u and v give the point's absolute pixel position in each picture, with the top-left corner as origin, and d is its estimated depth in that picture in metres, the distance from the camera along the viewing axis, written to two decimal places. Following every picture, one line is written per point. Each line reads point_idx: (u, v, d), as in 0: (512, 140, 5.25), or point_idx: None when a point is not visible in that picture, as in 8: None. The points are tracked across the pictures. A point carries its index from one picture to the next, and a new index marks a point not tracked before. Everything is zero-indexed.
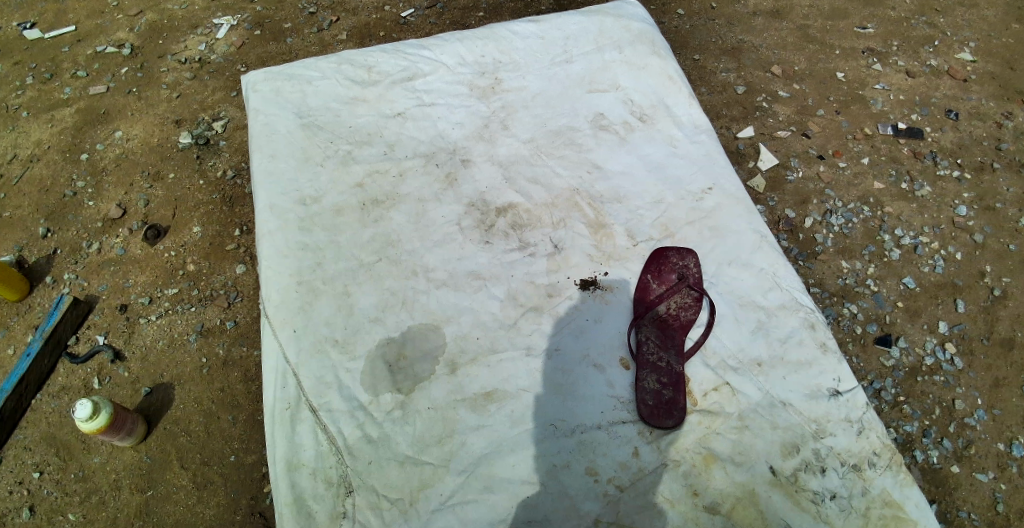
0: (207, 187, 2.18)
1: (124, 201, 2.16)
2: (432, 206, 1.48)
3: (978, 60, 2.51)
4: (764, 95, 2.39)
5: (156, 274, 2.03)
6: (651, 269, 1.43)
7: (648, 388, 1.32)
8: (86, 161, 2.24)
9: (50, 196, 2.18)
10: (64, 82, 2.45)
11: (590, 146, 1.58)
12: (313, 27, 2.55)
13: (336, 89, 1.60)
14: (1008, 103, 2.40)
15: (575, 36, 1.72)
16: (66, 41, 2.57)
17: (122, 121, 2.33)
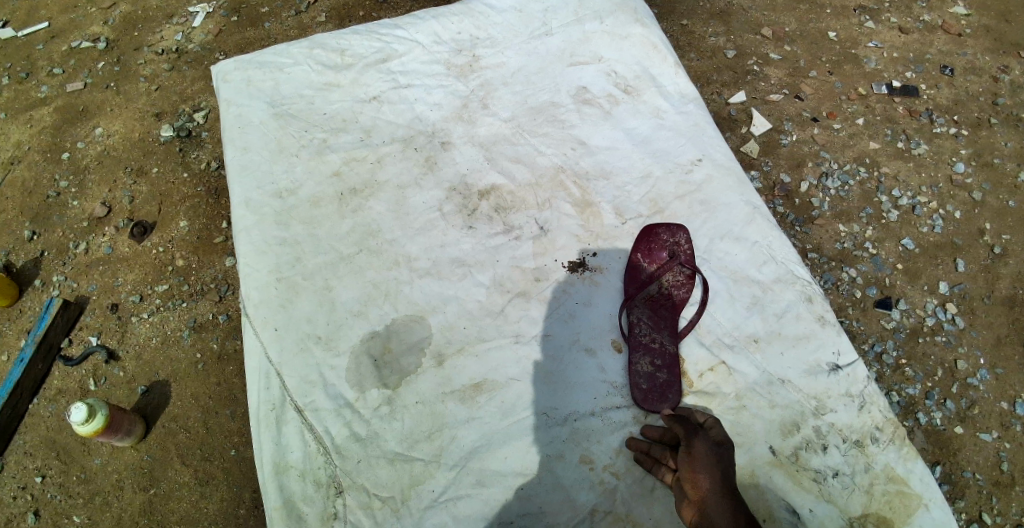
0: (191, 180, 2.13)
1: (109, 199, 2.11)
2: (412, 193, 1.44)
3: (972, 13, 2.45)
4: (755, 58, 2.32)
5: (146, 272, 1.99)
6: (641, 248, 1.38)
7: (642, 372, 1.30)
8: (67, 160, 2.19)
9: (34, 198, 2.13)
10: (40, 80, 2.38)
11: (574, 122, 1.53)
12: (289, 10, 2.48)
13: (308, 75, 1.54)
14: (1004, 56, 2.35)
15: (554, 8, 1.66)
16: (39, 38, 2.49)
17: (102, 117, 2.27)
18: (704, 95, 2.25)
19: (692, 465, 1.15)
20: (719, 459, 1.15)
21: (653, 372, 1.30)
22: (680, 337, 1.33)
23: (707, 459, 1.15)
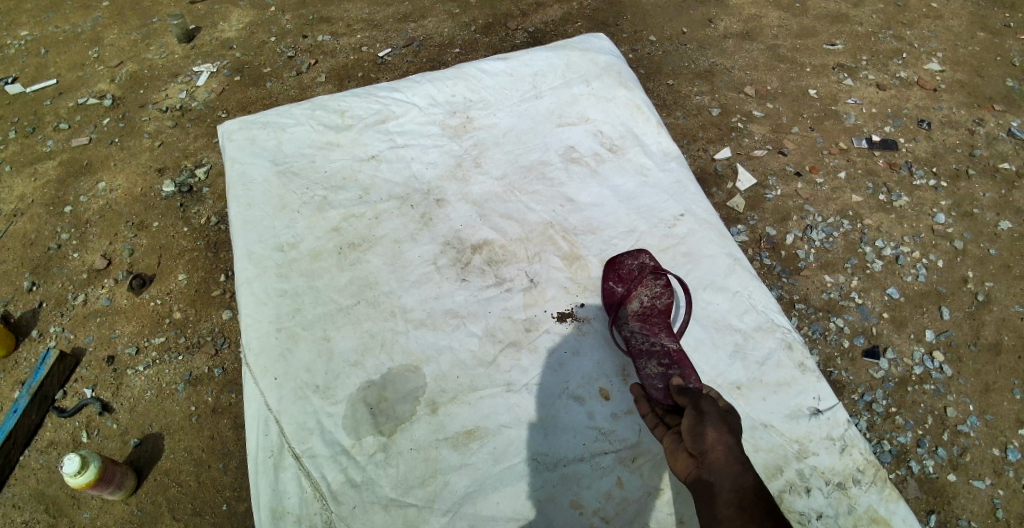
0: (192, 233, 2.19)
1: (109, 251, 2.16)
2: (408, 247, 1.49)
3: (945, 69, 2.62)
4: (739, 116, 2.44)
5: (143, 324, 2.02)
6: (611, 275, 1.43)
7: (653, 373, 1.30)
8: (70, 213, 2.25)
9: (35, 250, 2.17)
10: (47, 135, 2.46)
11: (562, 180, 1.60)
12: (292, 71, 2.59)
13: (310, 135, 1.62)
14: (978, 110, 2.48)
15: (543, 72, 1.76)
16: (47, 94, 2.59)
17: (106, 172, 2.34)
18: (690, 152, 2.34)
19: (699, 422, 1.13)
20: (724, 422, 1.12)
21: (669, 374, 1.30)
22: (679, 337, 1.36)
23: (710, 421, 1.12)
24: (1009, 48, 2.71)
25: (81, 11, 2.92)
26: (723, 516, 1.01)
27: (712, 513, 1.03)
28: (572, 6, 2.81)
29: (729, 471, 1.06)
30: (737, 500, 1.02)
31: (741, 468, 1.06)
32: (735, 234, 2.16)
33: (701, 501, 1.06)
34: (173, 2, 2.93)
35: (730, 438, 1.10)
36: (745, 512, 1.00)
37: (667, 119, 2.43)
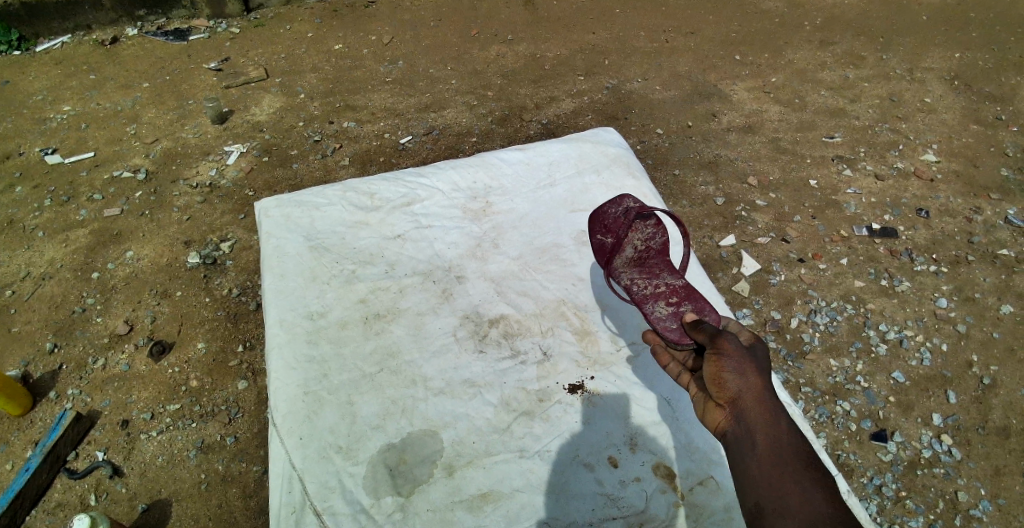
0: (213, 304, 2.28)
1: (132, 317, 2.25)
2: (429, 319, 1.58)
3: (941, 160, 2.80)
4: (743, 205, 2.57)
5: (159, 390, 2.08)
6: (599, 228, 1.56)
7: (661, 314, 1.50)
8: (96, 279, 2.36)
9: (60, 312, 2.27)
10: (80, 204, 2.61)
11: (573, 261, 1.71)
12: (317, 154, 2.77)
13: (342, 214, 1.75)
14: (974, 199, 2.62)
15: (557, 162, 1.90)
16: (84, 165, 2.77)
17: (134, 242, 2.47)
18: (695, 238, 2.45)
19: (725, 369, 1.23)
20: (750, 368, 1.22)
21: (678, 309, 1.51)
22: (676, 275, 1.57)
23: (739, 368, 1.22)
24: (1000, 139, 2.96)
25: (122, 91, 3.17)
26: (757, 467, 1.12)
27: (745, 460, 1.14)
28: (583, 101, 3.03)
29: (762, 422, 1.16)
30: (772, 451, 1.13)
31: (771, 416, 1.16)
32: (741, 317, 2.23)
33: (735, 447, 1.17)
34: (209, 87, 3.17)
35: (759, 384, 1.20)
36: (778, 461, 1.11)
37: (673, 206, 2.56)
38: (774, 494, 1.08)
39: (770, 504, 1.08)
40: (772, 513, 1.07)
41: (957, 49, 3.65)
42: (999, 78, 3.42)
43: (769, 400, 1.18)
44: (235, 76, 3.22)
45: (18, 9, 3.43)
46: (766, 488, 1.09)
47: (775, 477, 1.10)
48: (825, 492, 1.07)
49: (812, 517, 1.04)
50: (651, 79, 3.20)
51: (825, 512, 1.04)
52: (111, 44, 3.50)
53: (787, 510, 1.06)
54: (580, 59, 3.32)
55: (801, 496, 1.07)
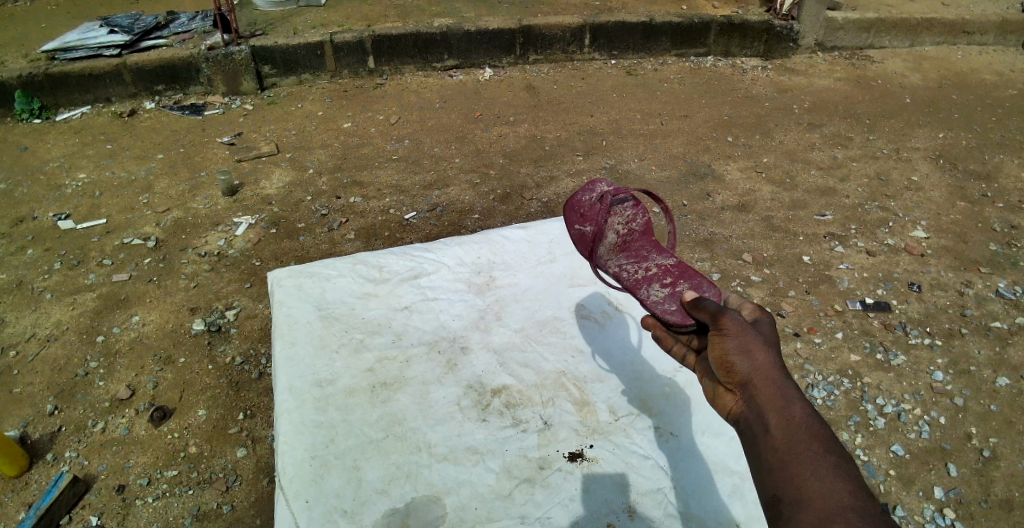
0: (216, 370, 2.25)
1: (134, 382, 2.21)
2: (434, 388, 1.63)
3: (930, 235, 2.91)
4: (738, 281, 2.64)
5: (158, 456, 2.01)
6: (575, 220, 1.62)
7: (656, 295, 1.50)
8: (101, 343, 2.33)
9: (62, 375, 2.23)
10: (89, 268, 2.65)
11: (572, 333, 1.77)
12: (324, 227, 2.87)
13: (351, 286, 1.83)
14: (965, 273, 2.71)
15: (557, 239, 2.01)
16: (96, 231, 2.83)
17: (141, 307, 2.48)
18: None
19: (728, 347, 1.24)
20: (753, 346, 1.22)
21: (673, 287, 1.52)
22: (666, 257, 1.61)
23: (743, 346, 1.23)
24: (987, 215, 3.09)
25: (138, 161, 3.31)
26: (769, 450, 1.10)
27: (756, 442, 1.14)
28: (581, 180, 3.18)
29: (773, 403, 1.15)
30: (782, 434, 1.10)
31: (781, 395, 1.15)
32: None
33: (748, 431, 1.16)
34: (221, 160, 3.32)
35: (765, 363, 1.20)
36: (790, 444, 1.09)
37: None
38: (786, 472, 1.06)
39: (782, 483, 1.06)
40: (783, 491, 1.05)
41: (940, 131, 3.85)
42: (983, 156, 3.61)
43: (780, 380, 1.18)
44: (247, 150, 3.38)
45: (42, 80, 3.63)
46: (778, 474, 1.07)
47: (786, 455, 1.08)
48: (839, 469, 1.03)
49: (827, 494, 1.01)
50: (646, 159, 3.36)
51: (838, 489, 1.01)
52: (129, 115, 3.69)
53: (799, 489, 1.03)
54: (578, 140, 3.50)
55: (814, 472, 1.04)
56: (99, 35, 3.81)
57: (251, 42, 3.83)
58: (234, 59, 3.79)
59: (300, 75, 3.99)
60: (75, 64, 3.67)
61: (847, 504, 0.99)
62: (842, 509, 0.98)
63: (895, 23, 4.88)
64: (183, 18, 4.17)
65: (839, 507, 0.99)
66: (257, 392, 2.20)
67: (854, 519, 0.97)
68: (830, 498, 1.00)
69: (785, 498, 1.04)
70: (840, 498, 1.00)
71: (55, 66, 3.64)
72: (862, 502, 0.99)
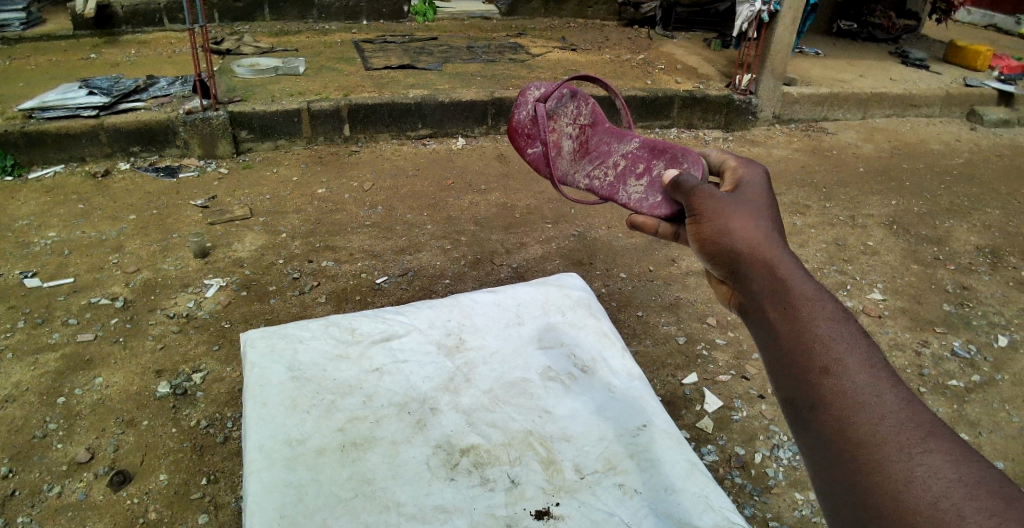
0: (179, 435, 2.21)
1: (94, 445, 2.15)
2: (404, 447, 1.60)
3: (887, 298, 3.06)
4: (703, 344, 2.70)
5: (114, 522, 1.94)
6: (525, 146, 1.92)
7: (633, 191, 1.64)
8: (61, 404, 2.29)
9: (19, 436, 2.16)
10: (54, 327, 2.62)
11: (540, 394, 1.77)
12: (295, 290, 2.90)
13: (324, 347, 1.81)
14: (920, 334, 2.84)
15: (525, 303, 2.06)
16: (62, 290, 2.81)
17: (105, 368, 2.44)
18: (660, 376, 2.52)
19: (710, 225, 1.08)
20: (733, 219, 1.05)
21: (643, 175, 1.65)
22: (625, 145, 1.78)
23: (724, 223, 1.06)
24: (940, 278, 3.26)
25: (109, 221, 3.32)
26: (778, 336, 0.91)
27: (762, 332, 0.95)
28: (551, 247, 3.28)
29: (768, 279, 0.96)
30: (786, 312, 0.91)
31: (779, 272, 0.96)
32: (706, 453, 2.22)
33: (751, 320, 0.98)
34: (194, 222, 3.35)
35: (754, 235, 1.02)
36: (795, 320, 0.90)
37: (638, 346, 2.67)
38: (796, 368, 0.87)
39: (791, 382, 0.87)
40: (795, 393, 0.87)
41: (893, 198, 4.09)
42: (934, 222, 3.83)
43: (775, 254, 0.99)
44: (220, 213, 3.42)
45: (18, 137, 3.66)
46: (792, 364, 0.88)
47: (793, 347, 0.88)
48: (859, 354, 0.84)
49: (848, 389, 0.82)
50: (614, 227, 3.50)
51: (861, 379, 0.82)
52: (102, 175, 3.73)
53: (813, 387, 0.84)
54: (548, 208, 3.63)
55: (831, 362, 0.85)
56: (78, 97, 3.88)
57: (229, 108, 3.94)
58: (212, 123, 3.88)
59: (276, 141, 4.10)
60: (52, 123, 3.71)
61: (873, 396, 0.81)
62: (869, 405, 0.80)
63: (847, 99, 5.24)
64: (162, 83, 4.29)
65: (868, 405, 0.80)
66: (222, 456, 2.15)
67: (885, 416, 0.79)
68: (853, 393, 0.82)
69: (798, 402, 0.86)
70: (865, 390, 0.81)
71: (32, 124, 3.69)
72: (891, 393, 0.81)
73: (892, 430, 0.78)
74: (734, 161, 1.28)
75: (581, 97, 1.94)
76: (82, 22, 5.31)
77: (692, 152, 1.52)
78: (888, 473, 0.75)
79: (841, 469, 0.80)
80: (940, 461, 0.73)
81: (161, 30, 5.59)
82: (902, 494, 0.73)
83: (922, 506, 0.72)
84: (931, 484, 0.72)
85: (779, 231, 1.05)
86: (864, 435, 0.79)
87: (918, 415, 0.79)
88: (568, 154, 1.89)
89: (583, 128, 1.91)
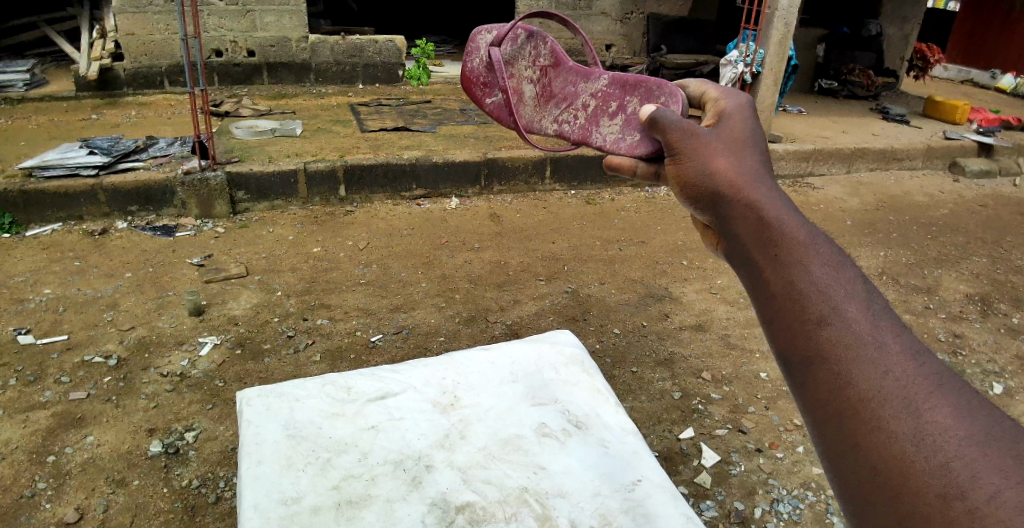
0: (170, 495, 2.17)
1: (83, 504, 2.12)
2: (399, 505, 1.53)
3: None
4: (698, 398, 2.72)
5: None
6: (484, 99, 1.83)
7: (605, 132, 1.54)
8: (51, 463, 2.26)
9: (5, 496, 2.13)
10: (46, 385, 2.61)
11: (535, 450, 1.71)
12: (290, 348, 2.91)
13: (321, 405, 1.79)
14: None
15: (519, 360, 2.05)
16: (56, 347, 2.82)
17: (97, 426, 2.43)
18: (657, 431, 2.53)
19: (691, 166, 0.96)
20: (715, 160, 0.94)
21: (616, 113, 1.56)
22: (593, 84, 1.67)
23: (706, 164, 0.94)
24: (931, 327, 3.31)
25: (105, 279, 3.35)
26: (765, 274, 0.78)
27: (746, 270, 0.82)
28: (544, 304, 3.32)
29: (751, 218, 0.83)
30: (771, 251, 0.78)
31: (763, 211, 0.83)
32: (705, 508, 2.20)
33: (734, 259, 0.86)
34: (189, 280, 3.38)
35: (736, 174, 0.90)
36: (780, 258, 0.77)
37: (633, 401, 2.68)
38: (783, 316, 0.74)
39: (782, 333, 0.75)
40: (785, 345, 0.74)
41: (880, 249, 4.18)
42: (923, 272, 3.90)
43: (758, 191, 0.86)
44: (216, 272, 3.47)
45: (17, 196, 3.73)
46: (779, 306, 0.75)
47: (782, 293, 0.75)
48: (857, 301, 0.71)
49: (848, 339, 0.69)
50: (606, 283, 3.56)
51: (861, 329, 0.69)
52: (100, 234, 3.78)
53: (806, 340, 0.72)
54: (541, 265, 3.70)
55: (824, 308, 0.72)
56: (78, 156, 3.97)
57: (226, 169, 4.04)
58: (210, 184, 3.97)
59: (272, 201, 4.18)
60: (52, 182, 3.79)
61: (876, 347, 0.68)
62: (872, 358, 0.67)
63: (830, 154, 5.42)
64: (162, 143, 4.42)
65: (868, 358, 0.67)
66: (213, 517, 2.11)
67: (889, 369, 0.66)
68: (851, 343, 0.69)
69: (786, 355, 0.74)
70: (867, 339, 0.68)
71: (31, 183, 3.76)
72: (895, 342, 0.68)
73: (898, 385, 0.65)
74: (716, 94, 1.15)
75: (539, 36, 1.81)
76: (85, 82, 5.53)
77: (666, 84, 1.43)
78: (894, 436, 0.63)
79: (839, 434, 0.68)
80: (951, 420, 0.62)
81: (161, 92, 5.77)
82: (907, 460, 0.62)
83: (930, 474, 0.61)
84: (943, 448, 0.61)
85: (764, 167, 0.92)
86: (865, 394, 0.66)
87: (926, 368, 0.66)
88: (534, 104, 1.80)
89: (546, 71, 1.80)
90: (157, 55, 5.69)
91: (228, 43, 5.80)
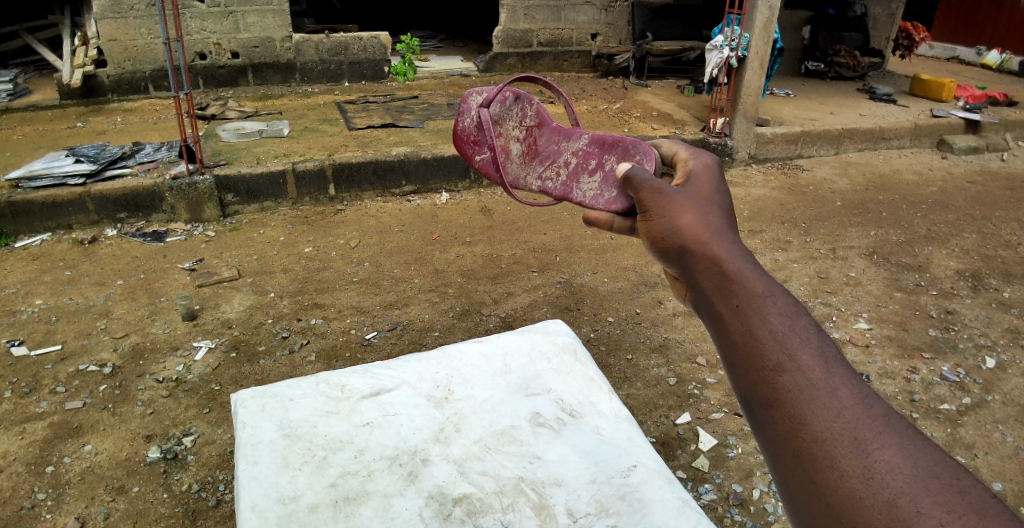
0: (170, 500, 2.17)
1: (83, 513, 2.12)
2: (397, 500, 1.53)
3: (873, 327, 3.11)
4: (694, 383, 2.73)
5: None
6: (470, 152, 1.79)
7: (587, 191, 1.55)
8: (50, 473, 2.25)
9: (5, 509, 2.12)
10: (41, 396, 2.60)
11: (529, 440, 1.72)
12: (285, 349, 2.91)
13: (314, 404, 1.79)
14: (910, 360, 2.88)
15: (512, 350, 2.05)
16: (50, 358, 2.80)
17: (94, 435, 2.42)
18: (653, 417, 2.54)
19: (660, 220, 0.99)
20: (682, 213, 0.97)
21: (595, 171, 1.57)
22: (576, 143, 1.69)
23: (674, 218, 0.97)
24: (923, 304, 3.34)
25: (97, 287, 3.34)
26: (728, 333, 0.81)
27: (712, 326, 0.85)
28: (537, 294, 3.33)
29: (716, 275, 0.87)
30: (733, 310, 0.82)
31: (723, 263, 0.87)
32: (704, 492, 2.22)
33: (701, 313, 0.89)
34: (181, 285, 3.37)
35: (703, 230, 0.93)
36: (742, 317, 0.80)
37: (629, 389, 2.69)
38: (746, 366, 0.79)
39: (743, 380, 0.79)
40: (748, 390, 0.78)
41: (871, 229, 4.20)
42: (913, 250, 3.93)
43: (719, 243, 0.90)
44: (208, 275, 3.45)
45: (4, 207, 3.69)
46: (742, 364, 0.79)
47: (741, 345, 0.79)
48: (811, 349, 0.76)
49: (803, 386, 0.74)
50: (599, 272, 3.57)
51: (814, 376, 0.74)
52: (90, 242, 3.76)
53: (764, 386, 0.76)
54: (533, 257, 3.70)
55: (781, 356, 0.76)
56: (65, 165, 3.94)
57: (215, 172, 4.02)
58: (198, 188, 3.94)
59: (262, 203, 4.17)
60: (39, 192, 3.75)
61: (828, 392, 0.73)
62: (823, 401, 0.72)
63: (818, 135, 5.44)
64: (149, 149, 4.38)
65: (821, 402, 0.72)
66: (214, 521, 2.10)
67: (840, 412, 0.71)
68: (806, 389, 0.73)
69: (746, 398, 0.79)
70: (820, 385, 0.73)
71: (18, 193, 3.72)
72: (846, 388, 0.73)
73: (847, 427, 0.70)
74: (684, 151, 1.20)
75: (526, 98, 1.81)
76: (68, 90, 5.48)
77: (642, 144, 1.45)
78: (845, 474, 0.68)
79: (794, 471, 0.73)
80: (894, 459, 0.67)
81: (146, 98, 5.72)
82: (857, 497, 0.67)
83: (878, 509, 0.65)
84: (891, 485, 0.66)
85: (726, 219, 0.96)
86: (818, 434, 0.71)
87: (874, 411, 0.72)
88: (517, 157, 1.78)
89: (530, 129, 1.80)
90: (140, 60, 5.63)
91: (211, 45, 5.74)
